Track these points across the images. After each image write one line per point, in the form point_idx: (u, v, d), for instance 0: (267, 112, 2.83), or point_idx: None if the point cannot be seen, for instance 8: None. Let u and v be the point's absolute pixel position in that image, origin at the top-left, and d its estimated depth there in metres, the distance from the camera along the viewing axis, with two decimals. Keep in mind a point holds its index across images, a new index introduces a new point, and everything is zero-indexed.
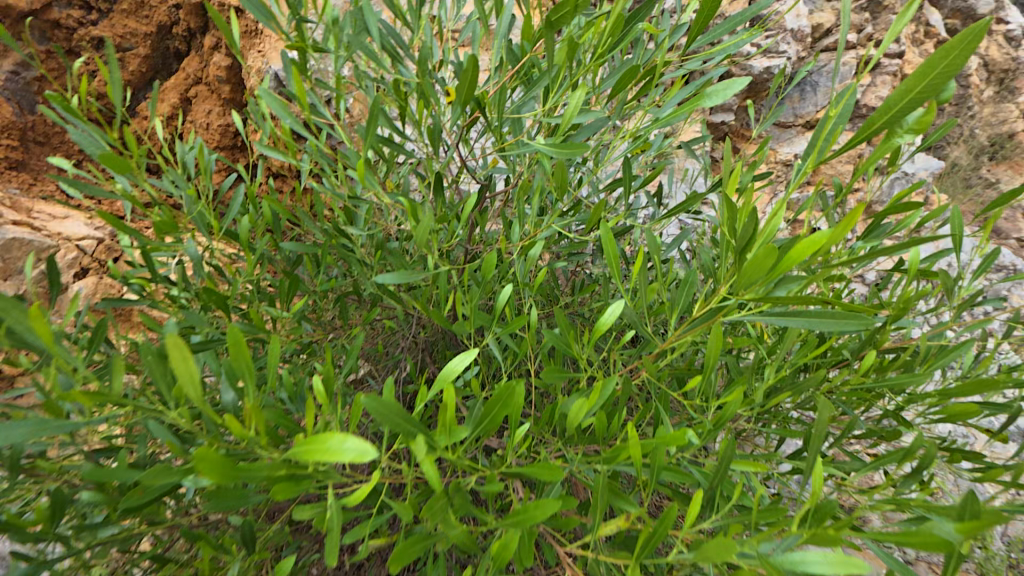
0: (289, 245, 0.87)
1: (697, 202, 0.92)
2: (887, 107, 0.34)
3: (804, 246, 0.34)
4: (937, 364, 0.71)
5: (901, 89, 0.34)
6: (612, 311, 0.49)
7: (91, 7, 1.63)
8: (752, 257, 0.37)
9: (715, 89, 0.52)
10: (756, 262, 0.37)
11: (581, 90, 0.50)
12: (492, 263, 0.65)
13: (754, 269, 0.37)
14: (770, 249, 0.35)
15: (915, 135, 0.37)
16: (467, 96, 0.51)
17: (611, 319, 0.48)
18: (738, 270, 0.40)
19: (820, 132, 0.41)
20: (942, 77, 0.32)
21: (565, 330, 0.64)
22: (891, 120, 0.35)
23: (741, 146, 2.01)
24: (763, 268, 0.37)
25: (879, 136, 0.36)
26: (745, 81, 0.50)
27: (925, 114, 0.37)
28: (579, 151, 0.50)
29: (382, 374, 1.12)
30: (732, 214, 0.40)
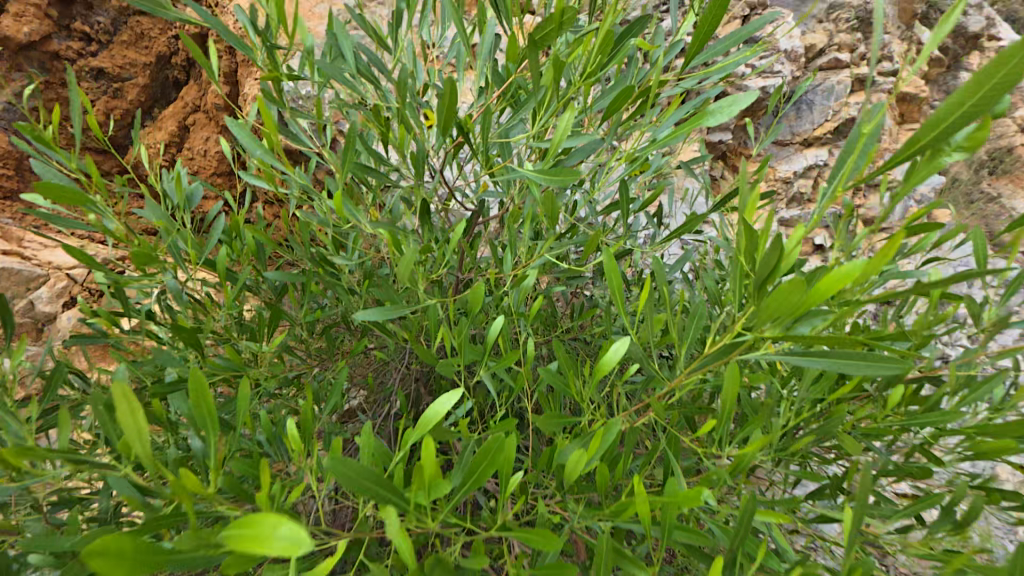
0: (273, 274, 0.83)
1: (700, 224, 0.88)
2: (938, 119, 0.30)
3: (833, 280, 0.29)
4: (967, 397, 0.66)
5: (952, 100, 0.29)
6: (618, 347, 0.44)
7: (91, 38, 1.64)
8: (772, 293, 0.31)
9: (716, 108, 0.48)
10: (775, 300, 0.31)
11: (571, 111, 0.46)
12: (481, 294, 0.59)
13: (772, 310, 0.32)
14: (795, 284, 0.30)
15: (966, 153, 0.33)
16: (447, 121, 0.47)
17: (615, 358, 0.43)
18: (757, 307, 0.34)
19: (852, 154, 0.36)
20: (999, 87, 0.29)
21: (563, 366, 0.59)
22: (938, 138, 0.31)
23: (740, 165, 1.99)
24: (786, 308, 0.32)
25: (925, 154, 0.31)
26: (749, 98, 0.46)
27: (976, 131, 0.33)
28: (574, 177, 0.46)
29: (374, 407, 1.07)
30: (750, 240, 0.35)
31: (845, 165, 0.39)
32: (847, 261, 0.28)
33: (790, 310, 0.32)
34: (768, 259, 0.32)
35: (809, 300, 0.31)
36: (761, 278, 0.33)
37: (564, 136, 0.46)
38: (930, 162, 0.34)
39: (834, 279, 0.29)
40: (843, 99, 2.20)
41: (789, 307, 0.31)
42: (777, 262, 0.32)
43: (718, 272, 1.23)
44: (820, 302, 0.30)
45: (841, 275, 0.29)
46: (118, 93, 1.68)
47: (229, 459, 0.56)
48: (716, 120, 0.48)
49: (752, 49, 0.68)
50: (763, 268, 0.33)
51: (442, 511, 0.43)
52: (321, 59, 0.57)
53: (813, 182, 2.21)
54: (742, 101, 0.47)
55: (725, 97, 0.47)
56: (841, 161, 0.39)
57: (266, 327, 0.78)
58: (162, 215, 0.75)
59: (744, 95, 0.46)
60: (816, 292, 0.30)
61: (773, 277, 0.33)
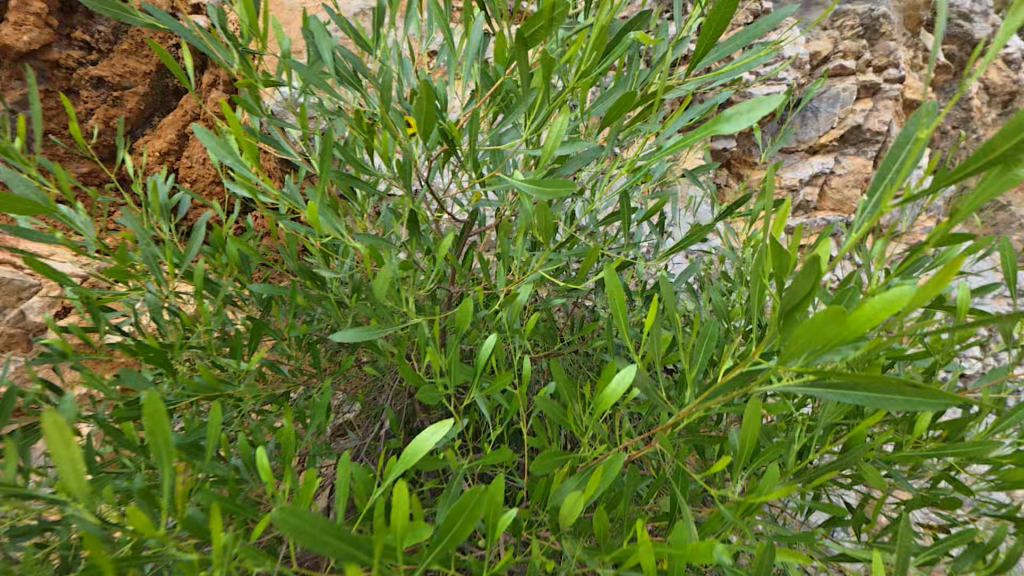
0: (257, 286, 0.79)
1: (707, 235, 0.84)
2: (1017, 127, 0.28)
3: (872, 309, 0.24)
4: (1000, 424, 0.61)
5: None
6: (622, 377, 0.38)
7: (92, 47, 1.62)
8: (802, 322, 0.27)
9: (730, 113, 0.40)
10: (803, 332, 0.27)
11: (563, 115, 0.42)
12: (468, 314, 0.50)
13: (801, 343, 0.27)
14: (832, 313, 0.25)
15: None
16: (427, 126, 0.43)
17: (619, 392, 0.38)
18: (783, 340, 0.29)
19: (904, 161, 0.33)
20: None
21: (562, 390, 0.54)
22: (1013, 151, 0.29)
23: (744, 172, 1.95)
24: (817, 341, 0.27)
25: (993, 168, 0.29)
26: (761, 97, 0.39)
27: None
28: (572, 189, 0.41)
29: (366, 424, 1.02)
30: (778, 262, 0.29)
31: (886, 176, 0.35)
32: (893, 289, 0.24)
33: (821, 343, 0.27)
34: (796, 282, 0.27)
35: (842, 334, 0.26)
36: (786, 305, 0.29)
37: (557, 143, 0.41)
38: (998, 175, 0.29)
39: (868, 307, 0.25)
40: (849, 106, 2.16)
41: (820, 339, 0.27)
42: (812, 288, 0.27)
43: (724, 283, 1.18)
44: (855, 337, 0.26)
45: (880, 305, 0.25)
46: (117, 102, 1.66)
47: (198, 490, 0.52)
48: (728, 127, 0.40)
49: (762, 52, 0.64)
50: (788, 292, 0.28)
51: (420, 562, 0.38)
52: (298, 62, 0.54)
53: (820, 190, 2.16)
54: (752, 103, 0.39)
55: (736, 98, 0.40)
56: (879, 177, 0.35)
57: (249, 343, 0.74)
58: (140, 223, 0.71)
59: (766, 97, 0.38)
60: (849, 321, 0.26)
61: (805, 304, 0.28)
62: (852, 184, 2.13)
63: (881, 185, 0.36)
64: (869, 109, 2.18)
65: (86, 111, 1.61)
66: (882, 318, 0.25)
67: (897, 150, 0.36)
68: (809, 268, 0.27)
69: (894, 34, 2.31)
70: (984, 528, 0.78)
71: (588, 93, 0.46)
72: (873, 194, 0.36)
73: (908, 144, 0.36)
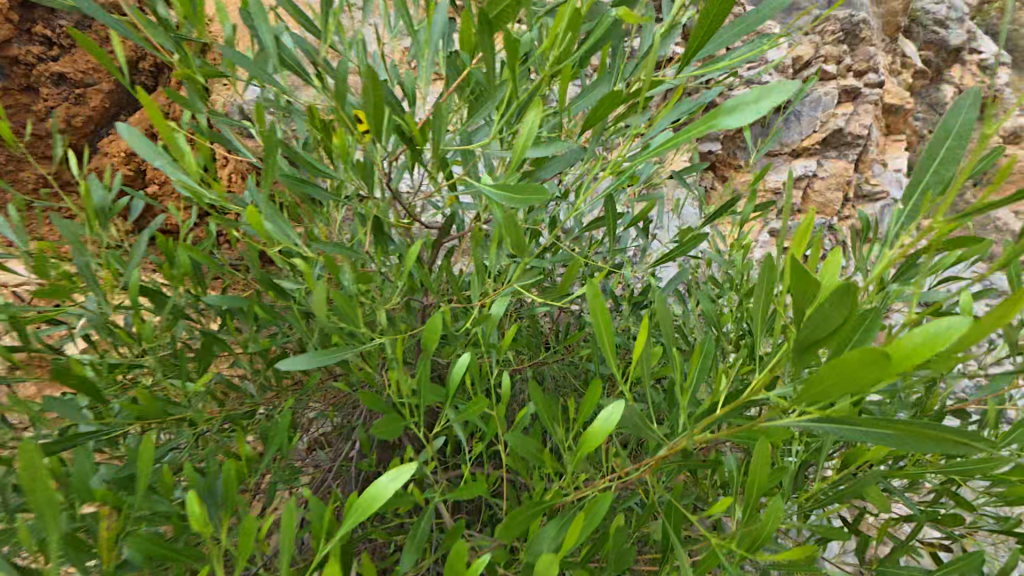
0: (213, 299, 0.72)
1: (699, 242, 0.78)
2: None
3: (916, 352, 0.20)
4: (1006, 443, 0.58)
5: None
6: (606, 416, 0.33)
7: (53, 42, 1.50)
8: (829, 359, 0.22)
9: (734, 101, 0.34)
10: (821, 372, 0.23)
11: (536, 109, 0.36)
12: (437, 331, 0.43)
13: (820, 387, 0.23)
14: (864, 355, 0.21)
15: None
16: (376, 120, 0.38)
17: (604, 433, 0.32)
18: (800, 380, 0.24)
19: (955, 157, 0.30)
20: None
21: (543, 414, 0.49)
22: None
23: (728, 175, 1.92)
24: (841, 387, 0.23)
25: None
26: (760, 88, 0.33)
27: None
28: (542, 198, 0.37)
29: (337, 442, 0.95)
30: (801, 288, 0.24)
31: (924, 177, 0.32)
32: (940, 329, 0.21)
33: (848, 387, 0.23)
34: (821, 314, 0.23)
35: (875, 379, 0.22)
36: (803, 338, 0.24)
37: (526, 142, 0.35)
38: None
39: (903, 345, 0.22)
40: (830, 110, 2.16)
41: (846, 383, 0.23)
42: (844, 323, 0.23)
43: (712, 289, 1.14)
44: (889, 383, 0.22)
45: (920, 344, 0.22)
46: (80, 100, 1.54)
47: (127, 539, 0.45)
48: (727, 123, 0.34)
49: (753, 50, 0.57)
50: (806, 324, 0.24)
51: None
52: (238, 51, 0.48)
53: (803, 193, 2.15)
54: (750, 95, 0.34)
55: (731, 92, 0.34)
56: (916, 180, 0.32)
57: (201, 362, 0.68)
58: (76, 230, 0.65)
59: (771, 87, 0.33)
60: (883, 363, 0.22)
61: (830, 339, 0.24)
62: (834, 187, 2.13)
63: (918, 190, 0.32)
64: (850, 113, 2.18)
65: (44, 111, 1.49)
66: (922, 359, 0.22)
67: (937, 148, 0.32)
68: (840, 298, 0.23)
69: (874, 39, 2.32)
70: (980, 543, 0.76)
71: (566, 89, 0.41)
72: (909, 201, 0.32)
73: (950, 141, 0.32)
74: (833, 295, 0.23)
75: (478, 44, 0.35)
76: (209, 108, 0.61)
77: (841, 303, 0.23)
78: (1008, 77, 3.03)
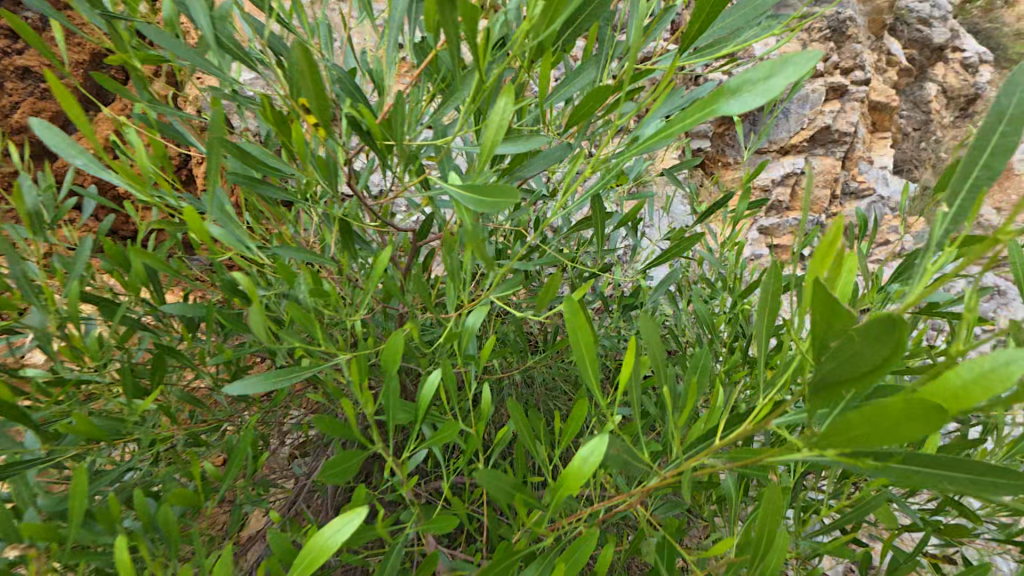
0: (168, 307, 0.66)
1: (693, 244, 0.74)
2: None
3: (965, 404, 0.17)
4: (1015, 456, 0.55)
5: None
6: (589, 451, 0.28)
7: (17, 34, 1.41)
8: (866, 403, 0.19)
9: (737, 81, 0.28)
10: (851, 419, 0.20)
11: (507, 97, 0.30)
12: (400, 350, 0.39)
13: (847, 436, 0.20)
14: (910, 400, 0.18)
15: None
16: (321, 111, 0.33)
17: (586, 473, 0.28)
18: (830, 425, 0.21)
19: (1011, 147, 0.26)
20: None
21: (523, 433, 0.44)
22: None
23: (717, 173, 1.89)
24: (876, 434, 0.20)
25: None
26: (769, 65, 0.28)
27: None
28: (508, 202, 0.31)
29: (313, 455, 0.90)
30: (826, 316, 0.20)
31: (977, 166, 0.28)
32: (1001, 365, 0.18)
33: (881, 436, 0.20)
34: (854, 354, 0.20)
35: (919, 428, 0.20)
36: (828, 375, 0.21)
37: (496, 139, 0.31)
38: None
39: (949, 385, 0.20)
40: (817, 107, 2.15)
41: (882, 432, 0.20)
42: (886, 365, 0.20)
43: (705, 289, 1.11)
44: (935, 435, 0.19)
45: (969, 382, 0.19)
46: (45, 95, 1.45)
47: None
48: (729, 108, 0.29)
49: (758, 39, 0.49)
50: (835, 364, 0.20)
51: None
52: (169, 34, 0.42)
53: (792, 190, 2.12)
54: (756, 74, 0.28)
55: (733, 71, 0.28)
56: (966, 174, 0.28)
57: (155, 378, 0.63)
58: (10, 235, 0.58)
59: (782, 62, 0.27)
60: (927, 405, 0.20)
61: (861, 377, 0.20)
62: (821, 184, 2.11)
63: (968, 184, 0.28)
64: (837, 110, 2.16)
65: (6, 107, 1.40)
66: (967, 399, 0.20)
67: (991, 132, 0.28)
68: (883, 337, 0.19)
69: (860, 36, 2.31)
70: (980, 553, 0.73)
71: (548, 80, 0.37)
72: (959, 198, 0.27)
73: None
74: (874, 335, 0.19)
75: (442, 26, 0.31)
76: (150, 97, 0.54)
77: (882, 342, 0.19)
78: (990, 75, 3.05)
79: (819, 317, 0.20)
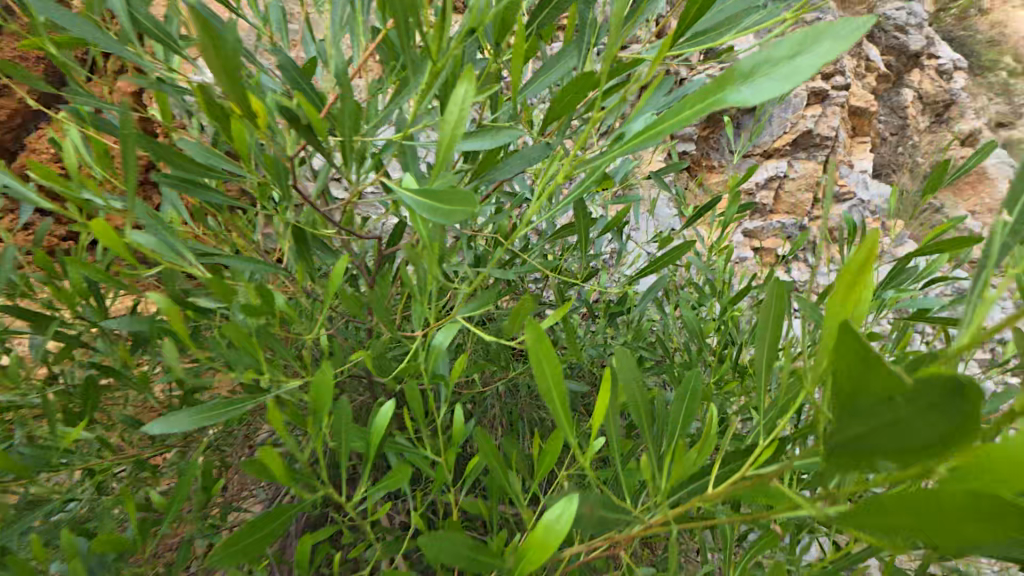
0: (110, 322, 0.60)
1: (684, 250, 0.70)
2: None
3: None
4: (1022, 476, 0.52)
5: None
6: (556, 515, 0.24)
7: None
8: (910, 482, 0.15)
9: (752, 63, 0.23)
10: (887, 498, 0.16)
11: (467, 85, 0.26)
12: (330, 383, 0.32)
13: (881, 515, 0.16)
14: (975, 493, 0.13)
15: None
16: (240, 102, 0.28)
17: (555, 540, 0.24)
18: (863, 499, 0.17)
19: None
20: None
21: (495, 464, 0.40)
22: None
23: (702, 177, 1.87)
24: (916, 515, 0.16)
25: None
26: (794, 41, 0.23)
27: None
28: (463, 210, 0.27)
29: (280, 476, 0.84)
30: (862, 374, 0.15)
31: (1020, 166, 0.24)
32: None
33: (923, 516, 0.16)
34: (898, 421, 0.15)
35: (972, 515, 0.16)
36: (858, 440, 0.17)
37: (455, 133, 0.26)
38: None
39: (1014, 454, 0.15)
40: (799, 112, 2.15)
41: (927, 516, 0.16)
42: (939, 438, 0.15)
43: (693, 295, 1.07)
44: (1000, 528, 0.15)
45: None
46: None
47: None
48: (741, 97, 0.23)
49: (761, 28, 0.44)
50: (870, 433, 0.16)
51: None
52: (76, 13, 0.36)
53: (775, 194, 2.12)
54: (779, 53, 0.23)
55: (748, 50, 0.23)
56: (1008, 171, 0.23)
57: (90, 403, 0.57)
58: None
59: (813, 35, 0.22)
60: (983, 477, 0.16)
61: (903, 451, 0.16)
62: (804, 188, 2.11)
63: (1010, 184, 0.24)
64: (818, 114, 2.17)
65: None
66: None
67: None
68: (940, 402, 0.15)
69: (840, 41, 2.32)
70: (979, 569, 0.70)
71: (519, 72, 0.33)
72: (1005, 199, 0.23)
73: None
74: (926, 401, 0.15)
75: (389, 5, 0.26)
76: (74, 88, 0.48)
77: (934, 411, 0.15)
78: (963, 82, 3.12)
79: (849, 374, 0.16)
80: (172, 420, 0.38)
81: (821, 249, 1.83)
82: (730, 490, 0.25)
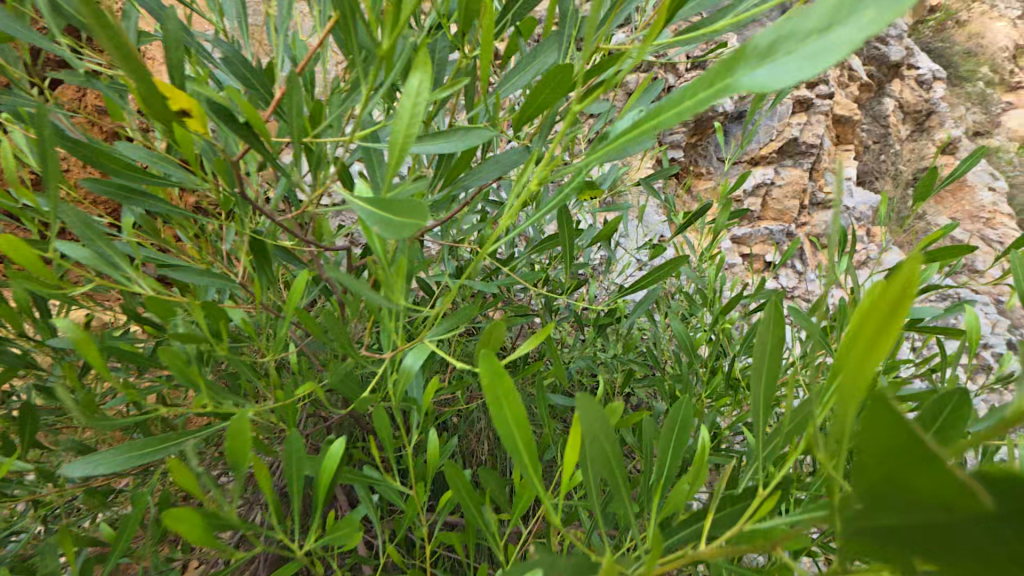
0: (57, 341, 0.55)
1: (673, 263, 0.67)
2: None
3: None
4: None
5: None
6: None
7: None
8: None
9: (770, 39, 0.19)
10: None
11: (421, 82, 0.22)
12: (249, 434, 0.28)
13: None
14: None
15: None
16: (150, 96, 0.24)
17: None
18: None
19: None
20: None
21: (466, 503, 0.36)
22: None
23: (689, 185, 1.86)
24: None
25: None
26: (827, 11, 0.18)
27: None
28: (414, 224, 0.23)
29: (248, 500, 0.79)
30: (903, 460, 0.11)
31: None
32: None
33: None
34: (945, 524, 0.12)
35: None
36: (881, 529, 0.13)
37: (408, 134, 0.22)
38: None
39: None
40: (785, 120, 2.15)
41: None
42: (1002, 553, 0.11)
43: (684, 306, 1.04)
44: None
45: None
46: None
47: None
48: (755, 79, 0.19)
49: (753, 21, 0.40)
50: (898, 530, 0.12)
51: None
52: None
53: (762, 201, 2.12)
54: (806, 25, 0.19)
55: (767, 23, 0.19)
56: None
57: (28, 431, 0.52)
58: None
59: (851, 1, 0.17)
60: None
61: (945, 555, 0.12)
62: (791, 195, 2.12)
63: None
64: (803, 123, 2.17)
65: None
66: None
67: None
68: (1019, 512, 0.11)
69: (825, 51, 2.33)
70: None
71: (488, 67, 0.29)
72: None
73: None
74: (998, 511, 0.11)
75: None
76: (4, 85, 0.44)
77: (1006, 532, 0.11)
78: (941, 92, 3.18)
79: (886, 453, 0.12)
80: (107, 459, 0.36)
81: (809, 256, 1.83)
82: (724, 550, 0.21)
